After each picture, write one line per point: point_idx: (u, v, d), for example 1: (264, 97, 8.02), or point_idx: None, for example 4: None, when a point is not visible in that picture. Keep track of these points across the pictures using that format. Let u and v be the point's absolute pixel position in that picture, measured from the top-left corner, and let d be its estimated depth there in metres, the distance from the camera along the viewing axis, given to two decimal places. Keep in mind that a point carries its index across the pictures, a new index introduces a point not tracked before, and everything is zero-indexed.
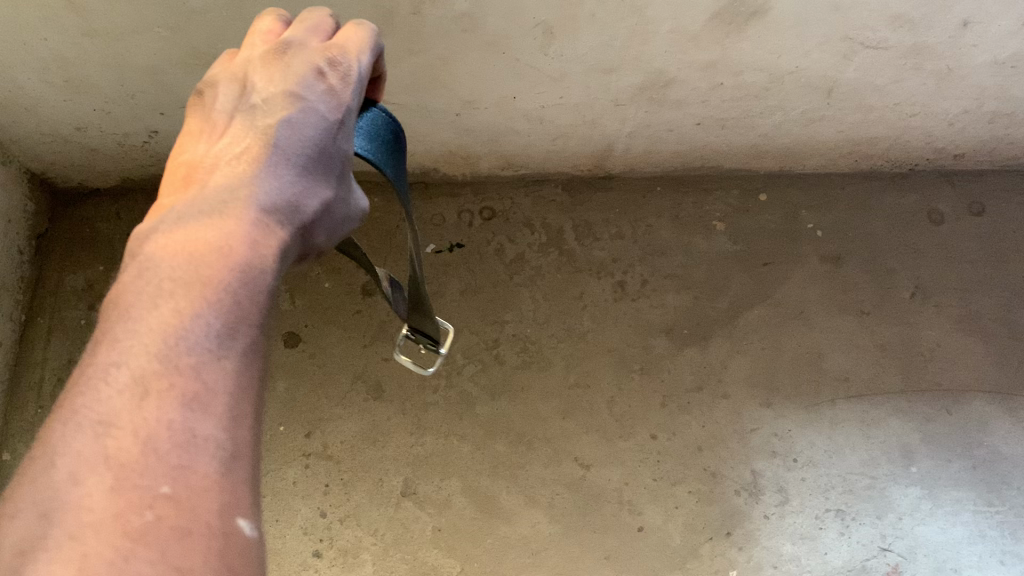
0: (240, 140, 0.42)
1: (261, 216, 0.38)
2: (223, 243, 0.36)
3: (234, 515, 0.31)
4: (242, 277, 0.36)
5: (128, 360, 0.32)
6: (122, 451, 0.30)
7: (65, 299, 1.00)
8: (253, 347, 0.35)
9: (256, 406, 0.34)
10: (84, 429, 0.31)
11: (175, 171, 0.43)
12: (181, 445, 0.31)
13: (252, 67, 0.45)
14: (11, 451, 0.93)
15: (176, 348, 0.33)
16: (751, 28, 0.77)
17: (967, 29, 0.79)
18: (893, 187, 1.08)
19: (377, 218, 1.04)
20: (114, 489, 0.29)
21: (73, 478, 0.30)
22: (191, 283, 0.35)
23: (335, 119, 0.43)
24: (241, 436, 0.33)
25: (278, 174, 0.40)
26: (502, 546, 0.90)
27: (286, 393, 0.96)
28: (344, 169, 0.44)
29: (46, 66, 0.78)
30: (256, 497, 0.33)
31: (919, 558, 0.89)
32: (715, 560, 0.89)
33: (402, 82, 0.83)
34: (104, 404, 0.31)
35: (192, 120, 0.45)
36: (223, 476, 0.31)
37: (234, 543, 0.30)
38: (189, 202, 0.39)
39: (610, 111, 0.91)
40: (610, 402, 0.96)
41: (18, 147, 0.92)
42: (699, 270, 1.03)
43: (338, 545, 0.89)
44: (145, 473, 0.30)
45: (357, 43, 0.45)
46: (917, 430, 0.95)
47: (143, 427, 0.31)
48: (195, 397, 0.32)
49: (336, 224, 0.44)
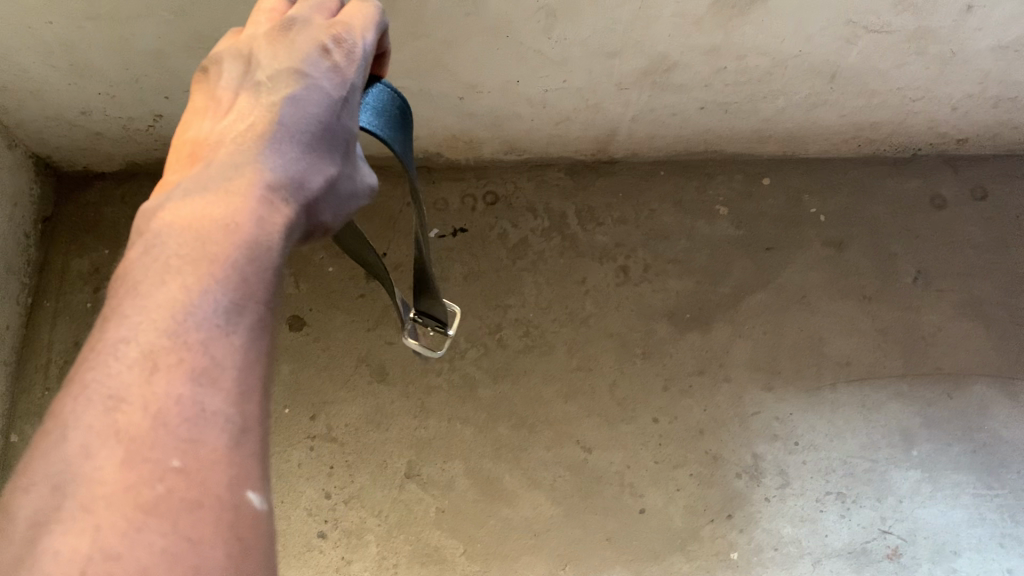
0: (246, 118, 0.42)
1: (267, 193, 0.39)
2: (229, 219, 0.37)
3: (244, 488, 0.32)
4: (249, 253, 0.36)
5: (137, 336, 0.33)
6: (132, 425, 0.31)
7: (71, 282, 1.00)
8: (262, 324, 0.35)
9: (266, 381, 0.34)
10: (95, 403, 0.32)
11: (180, 149, 0.43)
12: (191, 419, 0.31)
13: (257, 43, 0.46)
14: (19, 432, 0.94)
15: (185, 324, 0.33)
16: (754, 12, 0.77)
17: (970, 13, 0.78)
18: (896, 171, 1.07)
19: (380, 202, 1.05)
20: (125, 461, 0.30)
21: (85, 450, 0.30)
22: (198, 260, 0.35)
23: (340, 95, 0.44)
24: (251, 410, 0.33)
25: (284, 152, 0.41)
26: (505, 528, 0.91)
27: (291, 375, 0.97)
28: (349, 147, 0.44)
29: (51, 49, 0.78)
30: (268, 470, 0.33)
31: (918, 541, 0.90)
32: (716, 542, 0.90)
33: (405, 67, 0.83)
34: (115, 378, 0.32)
35: (198, 97, 0.46)
36: (233, 450, 0.32)
37: (244, 515, 0.31)
38: (195, 178, 0.39)
39: (613, 96, 0.91)
40: (612, 385, 0.97)
41: (23, 131, 0.92)
42: (702, 255, 1.03)
43: (343, 526, 0.90)
44: (155, 446, 0.31)
45: (362, 20, 0.46)
46: (917, 414, 0.95)
47: (154, 402, 0.31)
48: (203, 372, 0.32)
49: (342, 202, 0.44)
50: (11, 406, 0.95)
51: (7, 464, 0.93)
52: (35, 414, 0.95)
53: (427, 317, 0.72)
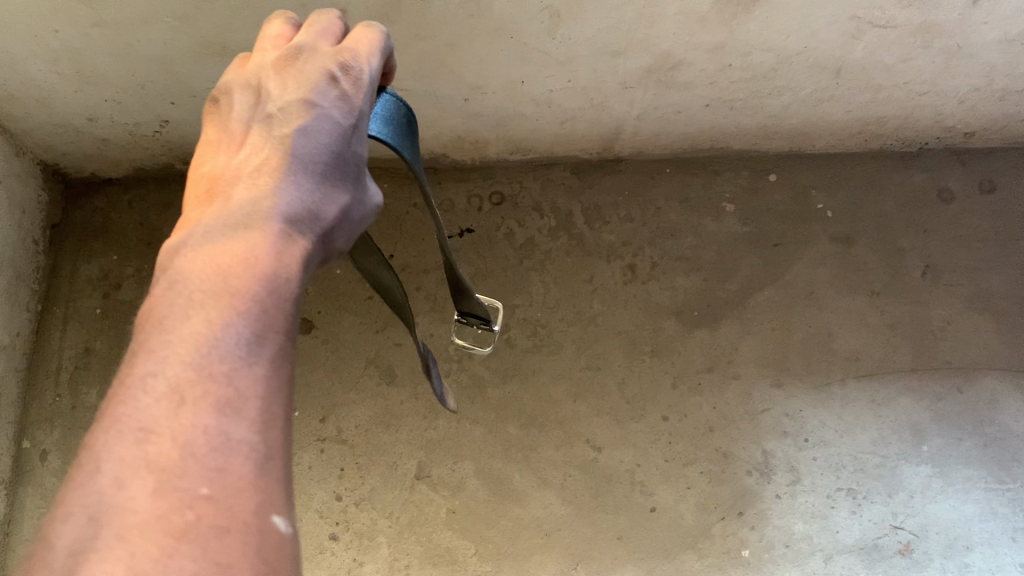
0: (260, 151, 0.43)
1: (284, 227, 0.40)
2: (249, 254, 0.38)
3: (269, 513, 0.33)
4: (269, 287, 0.37)
5: (164, 369, 0.34)
6: (162, 455, 0.32)
7: (80, 288, 1.01)
8: (283, 353, 0.37)
9: (287, 408, 0.36)
10: (126, 436, 0.33)
11: (197, 184, 0.44)
12: (218, 448, 0.32)
13: (265, 71, 0.46)
14: (32, 438, 0.94)
15: (209, 356, 0.34)
16: (758, 9, 0.77)
17: (976, 6, 0.78)
18: (903, 165, 1.07)
19: (387, 204, 1.05)
20: (157, 492, 0.31)
21: (118, 483, 0.31)
22: (221, 295, 0.37)
23: (350, 123, 0.44)
24: (274, 437, 0.34)
25: (299, 184, 0.42)
26: (515, 527, 0.91)
27: (301, 378, 0.97)
28: (360, 172, 0.45)
29: (57, 57, 0.79)
30: (290, 494, 0.34)
31: (930, 536, 0.90)
32: (727, 539, 0.90)
33: (409, 69, 0.83)
34: (144, 411, 0.33)
35: (211, 129, 0.46)
36: (258, 477, 0.33)
37: (270, 539, 0.32)
38: (215, 215, 0.40)
39: (617, 94, 0.91)
40: (621, 383, 0.97)
41: (30, 138, 0.93)
42: (709, 251, 1.03)
43: (354, 528, 0.91)
44: (184, 475, 0.32)
45: (368, 45, 0.46)
46: (928, 409, 0.95)
47: (182, 433, 0.32)
48: (228, 403, 0.34)
49: (356, 226, 0.45)
50: (24, 412, 0.95)
51: (19, 469, 0.93)
52: (47, 419, 0.95)
53: (471, 317, 0.74)
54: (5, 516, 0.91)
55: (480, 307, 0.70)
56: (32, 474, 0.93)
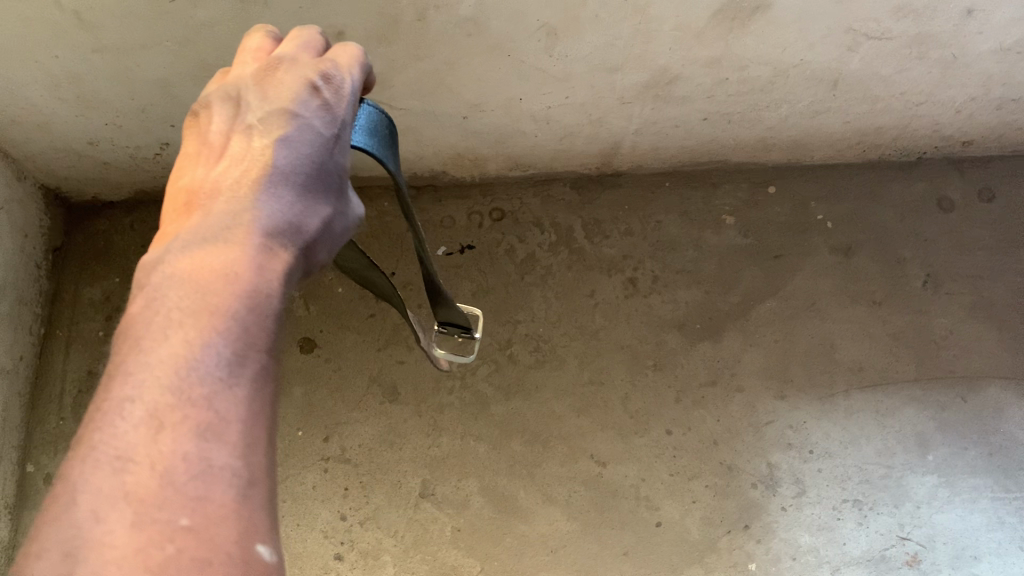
0: (240, 163, 0.43)
1: (264, 241, 0.40)
2: (229, 268, 0.38)
3: (252, 542, 0.33)
4: (249, 302, 0.38)
5: (141, 395, 0.34)
6: (140, 485, 0.32)
7: (83, 311, 1.01)
8: (264, 372, 0.37)
9: (270, 429, 0.36)
10: (103, 465, 0.32)
11: (176, 197, 0.44)
12: (199, 475, 0.32)
13: (244, 83, 0.46)
14: (35, 462, 0.95)
15: (188, 379, 0.34)
16: (754, 23, 0.77)
17: (971, 17, 0.78)
18: (902, 176, 1.07)
19: (388, 223, 1.05)
20: (135, 524, 0.31)
21: (94, 515, 0.31)
22: (200, 312, 0.37)
23: (331, 133, 0.44)
24: (256, 461, 0.34)
25: (279, 196, 0.42)
26: (522, 544, 0.91)
27: (304, 398, 0.97)
28: (342, 184, 0.45)
29: (58, 82, 0.79)
30: (274, 521, 0.35)
31: (938, 547, 0.89)
32: (734, 553, 0.90)
33: (407, 88, 0.84)
34: (121, 439, 0.33)
35: (190, 143, 0.47)
36: (241, 503, 0.33)
37: (254, 570, 0.32)
38: (194, 228, 0.41)
39: (615, 110, 0.91)
40: (624, 398, 0.97)
41: (32, 163, 0.93)
42: (710, 264, 1.03)
43: (359, 548, 0.91)
44: (163, 506, 0.32)
45: (348, 59, 0.47)
46: (932, 419, 0.95)
47: (160, 460, 0.32)
48: (208, 427, 0.34)
49: (337, 239, 0.45)
50: (26, 437, 0.96)
51: (22, 495, 0.93)
52: (50, 443, 0.95)
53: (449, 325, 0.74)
54: (9, 539, 0.91)
55: (458, 315, 0.70)
56: (36, 498, 0.93)
